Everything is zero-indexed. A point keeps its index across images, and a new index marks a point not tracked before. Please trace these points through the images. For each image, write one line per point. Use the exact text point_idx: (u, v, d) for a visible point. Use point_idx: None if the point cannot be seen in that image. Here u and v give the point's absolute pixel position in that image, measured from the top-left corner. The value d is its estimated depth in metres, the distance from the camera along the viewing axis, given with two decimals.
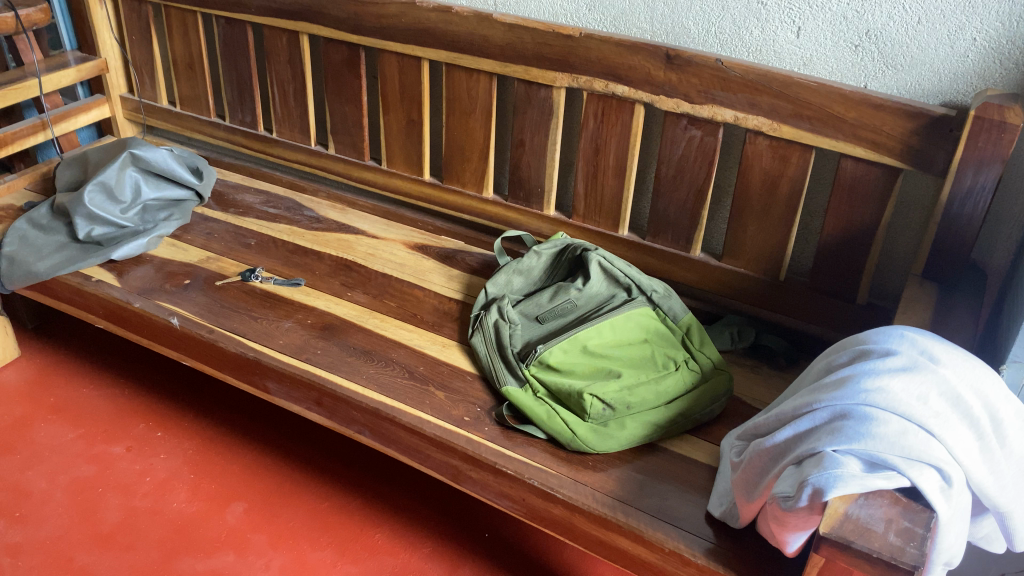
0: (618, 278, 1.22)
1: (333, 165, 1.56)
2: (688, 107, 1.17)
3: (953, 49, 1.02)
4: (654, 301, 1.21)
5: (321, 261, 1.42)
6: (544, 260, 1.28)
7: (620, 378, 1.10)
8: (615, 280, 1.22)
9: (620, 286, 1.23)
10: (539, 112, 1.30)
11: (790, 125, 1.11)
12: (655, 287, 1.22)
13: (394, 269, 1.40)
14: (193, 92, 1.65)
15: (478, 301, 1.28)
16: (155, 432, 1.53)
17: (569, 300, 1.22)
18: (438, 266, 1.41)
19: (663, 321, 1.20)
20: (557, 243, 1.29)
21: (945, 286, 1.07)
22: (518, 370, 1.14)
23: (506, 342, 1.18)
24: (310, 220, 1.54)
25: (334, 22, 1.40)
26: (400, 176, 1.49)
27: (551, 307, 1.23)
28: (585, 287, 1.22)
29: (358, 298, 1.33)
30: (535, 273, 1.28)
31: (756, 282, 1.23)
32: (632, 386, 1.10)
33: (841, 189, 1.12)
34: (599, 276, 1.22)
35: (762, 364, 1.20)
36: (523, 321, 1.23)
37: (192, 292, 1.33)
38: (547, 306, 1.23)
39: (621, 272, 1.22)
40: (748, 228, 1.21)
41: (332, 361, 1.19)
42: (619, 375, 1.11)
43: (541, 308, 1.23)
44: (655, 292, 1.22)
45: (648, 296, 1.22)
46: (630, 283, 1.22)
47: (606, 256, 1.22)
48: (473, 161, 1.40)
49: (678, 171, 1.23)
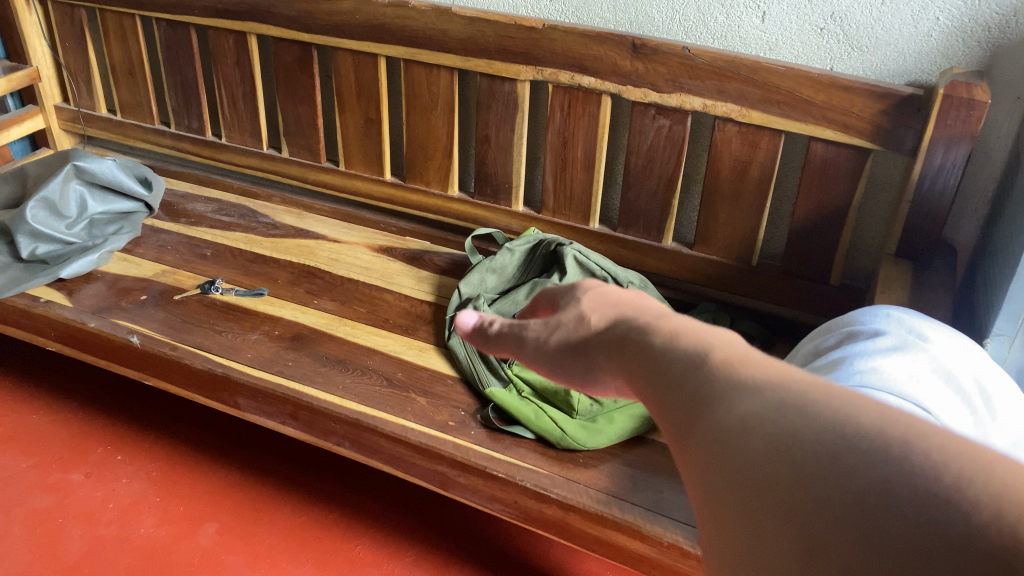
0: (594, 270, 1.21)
1: (287, 168, 1.51)
2: (657, 96, 1.16)
3: (917, 29, 1.03)
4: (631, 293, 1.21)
5: (283, 269, 1.38)
6: (518, 257, 1.26)
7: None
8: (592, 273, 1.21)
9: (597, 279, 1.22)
10: (503, 107, 1.28)
11: (759, 110, 1.11)
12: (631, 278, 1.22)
13: (361, 274, 1.37)
14: (134, 99, 1.58)
15: (454, 304, 1.26)
16: (115, 456, 1.46)
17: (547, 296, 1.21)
18: (406, 267, 1.38)
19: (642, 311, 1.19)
20: (530, 239, 1.27)
21: (917, 263, 1.09)
22: (500, 370, 1.12)
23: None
24: (266, 227, 1.49)
25: (283, 20, 1.35)
26: (359, 177, 1.45)
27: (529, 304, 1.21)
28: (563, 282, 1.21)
29: (326, 305, 1.29)
30: (510, 270, 1.27)
31: (730, 268, 1.23)
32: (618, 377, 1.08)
33: (813, 172, 1.13)
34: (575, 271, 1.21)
35: None
36: (501, 320, 1.21)
37: (149, 308, 1.27)
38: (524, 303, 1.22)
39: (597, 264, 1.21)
40: (720, 215, 1.21)
41: (306, 372, 1.15)
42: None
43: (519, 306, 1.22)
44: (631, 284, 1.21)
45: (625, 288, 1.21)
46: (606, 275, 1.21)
47: (582, 250, 1.21)
48: (436, 159, 1.37)
49: (648, 160, 1.22)
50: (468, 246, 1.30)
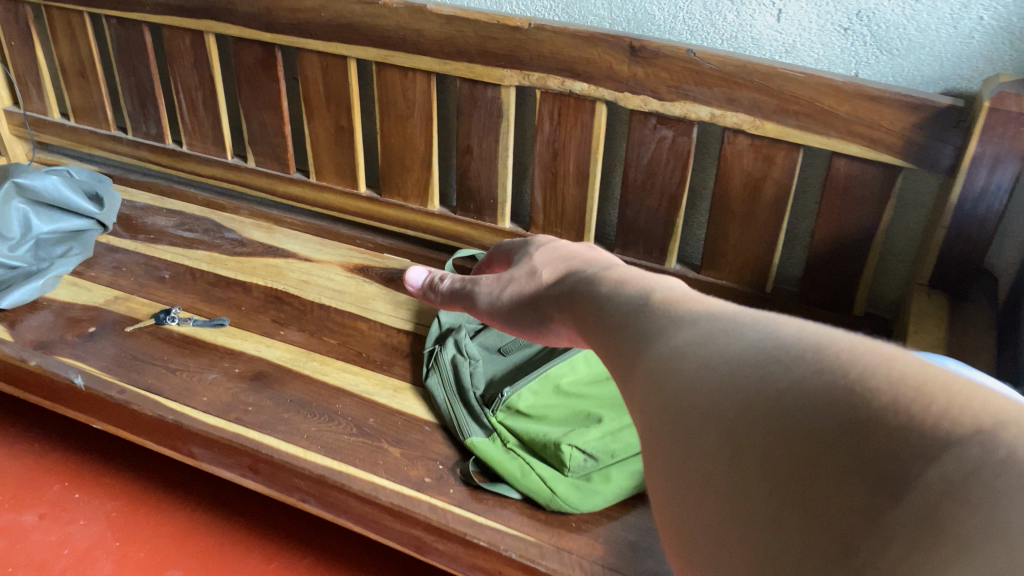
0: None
1: (254, 179, 1.38)
2: (658, 105, 1.03)
3: (957, 30, 0.89)
4: None
5: (248, 293, 1.25)
6: None
7: (600, 418, 0.97)
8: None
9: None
10: (486, 115, 1.15)
11: (774, 121, 0.98)
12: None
13: (333, 298, 1.24)
14: (87, 103, 1.45)
15: (433, 338, 1.13)
16: (73, 494, 1.35)
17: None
18: (383, 290, 1.26)
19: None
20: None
21: (953, 294, 0.96)
22: (483, 417, 1.00)
23: (468, 384, 1.04)
24: (232, 243, 1.36)
25: (243, 18, 1.22)
26: (332, 189, 1.32)
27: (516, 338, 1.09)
28: None
29: (294, 337, 1.17)
30: None
31: (740, 294, 1.10)
32: (615, 425, 0.96)
33: (834, 190, 1.00)
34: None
35: None
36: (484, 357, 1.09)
37: (98, 342, 1.15)
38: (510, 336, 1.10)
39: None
40: (730, 236, 1.08)
41: (268, 418, 1.03)
42: (599, 413, 0.97)
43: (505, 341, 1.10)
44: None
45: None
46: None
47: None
48: (414, 170, 1.24)
49: (648, 175, 1.09)
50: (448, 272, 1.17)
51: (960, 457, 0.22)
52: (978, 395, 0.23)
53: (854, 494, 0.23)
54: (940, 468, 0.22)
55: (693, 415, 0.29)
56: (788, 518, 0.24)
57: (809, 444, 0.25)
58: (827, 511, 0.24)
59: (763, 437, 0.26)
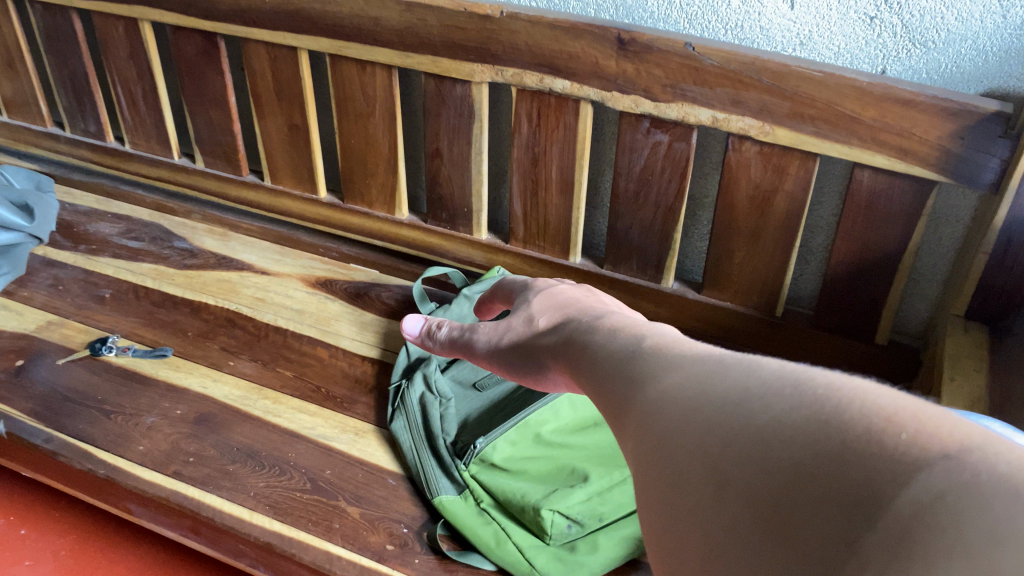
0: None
1: (205, 182, 1.24)
2: (651, 106, 0.88)
3: (1007, 21, 0.74)
4: None
5: (197, 315, 1.12)
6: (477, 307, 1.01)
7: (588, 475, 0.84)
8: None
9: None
10: (455, 114, 1.00)
11: (786, 127, 0.84)
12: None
13: (291, 319, 1.11)
14: (20, 97, 1.31)
15: (402, 367, 1.01)
16: (19, 531, 1.24)
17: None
18: (347, 309, 1.13)
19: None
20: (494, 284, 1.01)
21: (994, 327, 0.83)
22: (453, 470, 0.88)
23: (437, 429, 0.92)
24: (182, 254, 1.23)
25: (178, 4, 1.07)
26: (289, 194, 1.19)
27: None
28: None
29: (245, 369, 1.04)
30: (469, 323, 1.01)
31: (746, 318, 0.97)
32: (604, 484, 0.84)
33: (857, 205, 0.86)
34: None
35: None
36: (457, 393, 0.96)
37: (25, 378, 1.02)
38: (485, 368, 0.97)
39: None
40: (735, 254, 0.95)
41: (211, 472, 0.91)
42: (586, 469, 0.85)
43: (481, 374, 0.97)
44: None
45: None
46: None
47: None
48: (378, 175, 1.10)
49: (640, 185, 0.95)
50: (417, 292, 1.04)
51: (926, 481, 0.24)
52: (947, 426, 0.25)
53: (833, 516, 0.25)
54: (910, 490, 0.24)
55: (689, 457, 0.32)
56: (769, 533, 0.27)
57: (792, 481, 0.27)
58: (804, 522, 0.26)
59: (747, 473, 0.29)
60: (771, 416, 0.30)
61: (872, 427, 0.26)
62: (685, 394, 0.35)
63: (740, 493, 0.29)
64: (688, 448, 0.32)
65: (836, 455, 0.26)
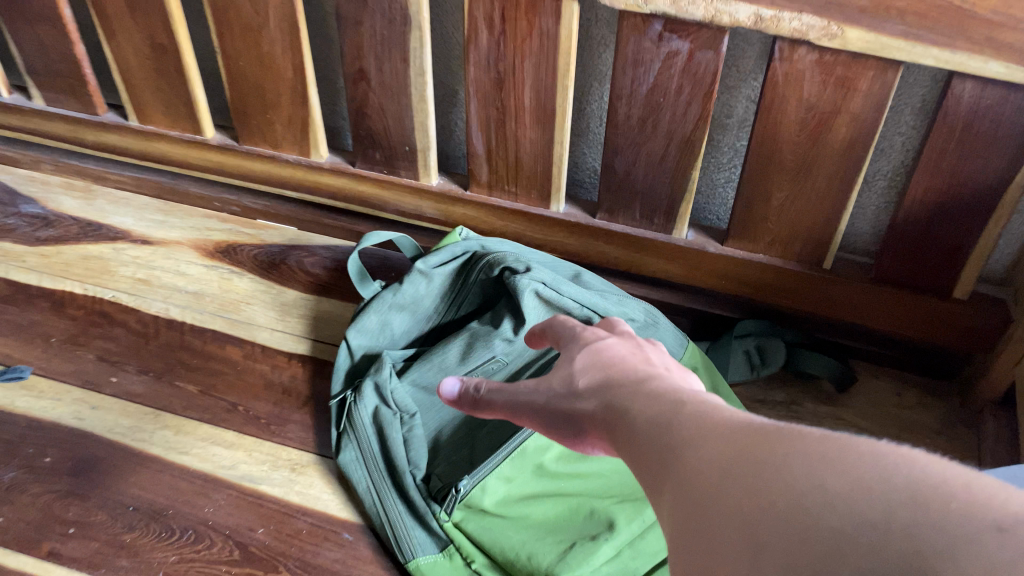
0: (572, 310, 0.71)
1: (51, 124, 0.94)
2: (667, 2, 0.62)
3: None
4: None
5: (61, 311, 0.85)
6: (436, 285, 0.76)
7: (612, 523, 0.63)
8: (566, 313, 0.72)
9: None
10: (382, 21, 0.72)
11: (862, 25, 0.59)
12: (630, 312, 0.73)
13: (189, 307, 0.85)
14: None
15: (342, 371, 0.76)
16: None
17: (494, 360, 0.72)
18: (261, 286, 0.87)
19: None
20: (456, 253, 0.77)
21: None
22: (430, 522, 0.66)
23: (403, 462, 0.69)
24: (32, 223, 0.93)
25: None
26: (164, 137, 0.89)
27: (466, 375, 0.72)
28: (518, 334, 0.72)
29: (133, 386, 0.78)
30: (426, 304, 0.77)
31: (784, 274, 0.76)
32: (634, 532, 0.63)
33: (947, 128, 0.63)
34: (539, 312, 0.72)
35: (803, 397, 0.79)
36: (422, 403, 0.73)
37: None
38: (456, 371, 0.72)
39: (575, 299, 0.71)
40: (773, 197, 0.72)
41: (99, 547, 0.67)
42: (609, 512, 0.64)
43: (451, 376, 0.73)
44: (631, 321, 0.73)
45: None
46: (591, 313, 0.71)
47: (549, 278, 0.71)
48: (281, 108, 0.82)
49: (646, 111, 0.70)
50: (354, 271, 0.78)
51: None
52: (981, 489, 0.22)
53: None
54: None
55: (721, 520, 0.27)
56: None
57: (801, 511, 0.24)
58: None
59: (784, 541, 0.24)
60: (800, 477, 0.25)
61: (915, 493, 0.22)
62: (713, 452, 0.29)
63: (776, 563, 0.24)
64: (715, 525, 0.27)
65: (861, 491, 0.23)
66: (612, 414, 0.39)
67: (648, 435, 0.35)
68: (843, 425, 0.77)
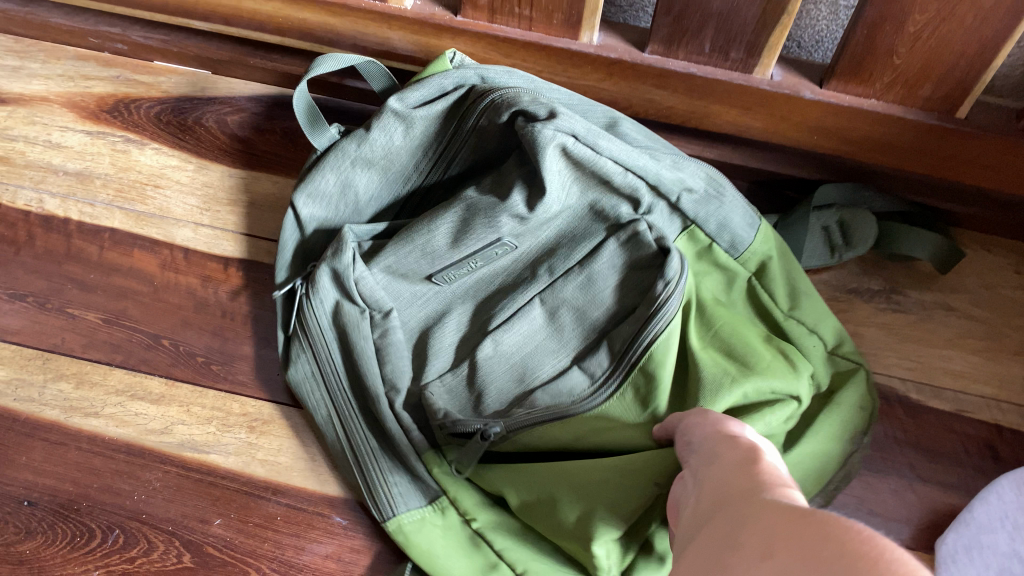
0: (612, 177, 0.47)
1: None
2: None
3: None
4: (688, 213, 0.48)
5: None
6: (411, 132, 0.51)
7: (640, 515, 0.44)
8: (602, 180, 0.47)
9: (611, 191, 0.47)
10: None
11: None
12: (688, 180, 0.48)
13: (72, 197, 0.61)
14: None
15: (289, 248, 0.55)
16: None
17: (500, 243, 0.48)
18: (174, 160, 0.63)
19: (709, 260, 0.50)
20: (446, 87, 0.50)
21: None
22: (412, 461, 0.50)
23: (376, 381, 0.50)
24: None
25: None
26: None
27: (460, 261, 0.49)
28: (536, 210, 0.47)
29: (11, 318, 0.56)
30: (399, 158, 0.52)
31: (901, 128, 0.57)
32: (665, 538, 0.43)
33: None
34: (564, 177, 0.47)
35: (904, 280, 0.62)
36: (399, 295, 0.51)
37: None
38: (444, 258, 0.49)
39: (616, 160, 0.46)
40: (910, 24, 0.50)
41: None
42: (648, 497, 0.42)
43: (439, 263, 0.49)
44: (688, 194, 0.48)
45: (672, 204, 0.48)
46: (637, 182, 0.47)
47: (584, 128, 0.45)
48: None
49: None
50: (302, 110, 0.53)
51: None
52: None
53: None
54: None
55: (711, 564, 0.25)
56: None
57: None
58: None
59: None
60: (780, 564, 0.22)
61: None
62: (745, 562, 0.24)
63: None
64: None
65: None
66: (729, 468, 0.31)
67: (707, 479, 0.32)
68: (957, 318, 0.61)
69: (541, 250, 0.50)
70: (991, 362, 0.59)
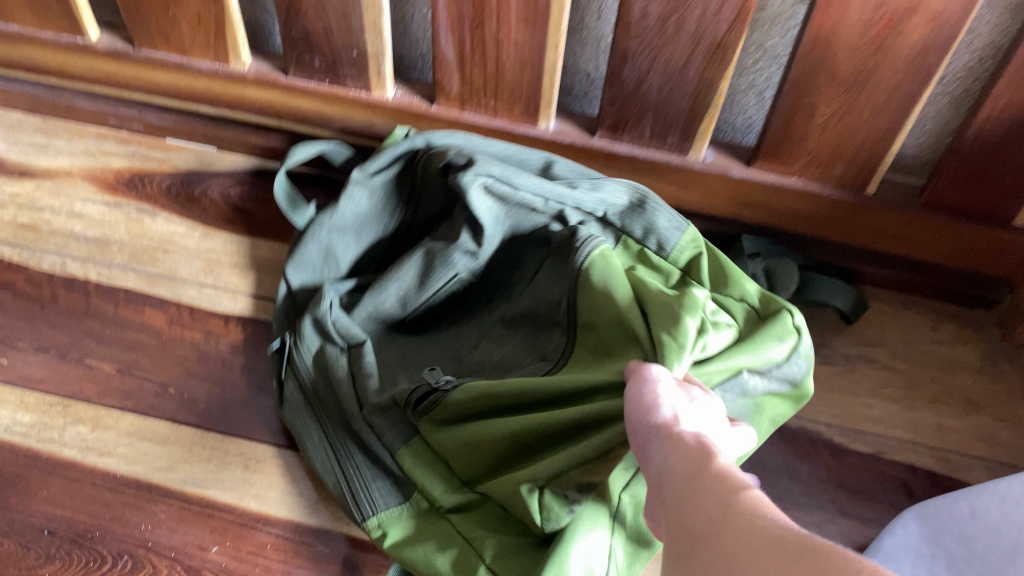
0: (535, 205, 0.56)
1: None
2: None
3: None
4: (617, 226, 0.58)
5: None
6: (372, 191, 0.60)
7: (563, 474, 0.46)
8: (527, 210, 0.57)
9: (542, 216, 0.57)
10: None
11: None
12: (608, 197, 0.57)
13: (91, 260, 0.69)
14: None
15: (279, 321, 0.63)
16: None
17: (460, 279, 0.58)
18: (183, 227, 0.71)
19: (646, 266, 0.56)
20: (396, 156, 0.60)
21: None
22: (388, 462, 0.55)
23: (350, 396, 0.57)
24: None
25: None
26: (29, 41, 0.69)
27: (431, 299, 0.59)
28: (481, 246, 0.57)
29: (33, 369, 0.63)
30: (367, 215, 0.61)
31: (819, 202, 0.65)
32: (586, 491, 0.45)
33: None
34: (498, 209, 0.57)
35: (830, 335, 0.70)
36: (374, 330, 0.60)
37: None
38: (416, 296, 0.58)
39: (534, 191, 0.56)
40: (818, 114, 0.59)
41: None
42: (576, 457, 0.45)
43: (411, 304, 0.59)
44: (611, 209, 0.57)
45: (600, 220, 0.58)
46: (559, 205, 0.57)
47: (498, 169, 0.56)
48: (186, 4, 0.63)
49: (672, 9, 0.54)
50: (281, 195, 0.61)
51: None
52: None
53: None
54: None
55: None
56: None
57: None
58: None
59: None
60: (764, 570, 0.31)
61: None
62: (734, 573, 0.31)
63: None
64: None
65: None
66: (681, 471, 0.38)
67: (684, 502, 0.37)
68: (878, 370, 0.68)
69: (495, 270, 0.59)
70: (908, 409, 0.67)
